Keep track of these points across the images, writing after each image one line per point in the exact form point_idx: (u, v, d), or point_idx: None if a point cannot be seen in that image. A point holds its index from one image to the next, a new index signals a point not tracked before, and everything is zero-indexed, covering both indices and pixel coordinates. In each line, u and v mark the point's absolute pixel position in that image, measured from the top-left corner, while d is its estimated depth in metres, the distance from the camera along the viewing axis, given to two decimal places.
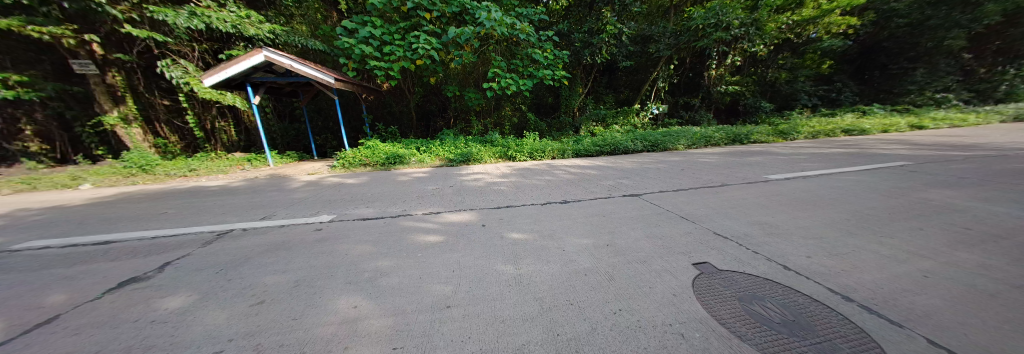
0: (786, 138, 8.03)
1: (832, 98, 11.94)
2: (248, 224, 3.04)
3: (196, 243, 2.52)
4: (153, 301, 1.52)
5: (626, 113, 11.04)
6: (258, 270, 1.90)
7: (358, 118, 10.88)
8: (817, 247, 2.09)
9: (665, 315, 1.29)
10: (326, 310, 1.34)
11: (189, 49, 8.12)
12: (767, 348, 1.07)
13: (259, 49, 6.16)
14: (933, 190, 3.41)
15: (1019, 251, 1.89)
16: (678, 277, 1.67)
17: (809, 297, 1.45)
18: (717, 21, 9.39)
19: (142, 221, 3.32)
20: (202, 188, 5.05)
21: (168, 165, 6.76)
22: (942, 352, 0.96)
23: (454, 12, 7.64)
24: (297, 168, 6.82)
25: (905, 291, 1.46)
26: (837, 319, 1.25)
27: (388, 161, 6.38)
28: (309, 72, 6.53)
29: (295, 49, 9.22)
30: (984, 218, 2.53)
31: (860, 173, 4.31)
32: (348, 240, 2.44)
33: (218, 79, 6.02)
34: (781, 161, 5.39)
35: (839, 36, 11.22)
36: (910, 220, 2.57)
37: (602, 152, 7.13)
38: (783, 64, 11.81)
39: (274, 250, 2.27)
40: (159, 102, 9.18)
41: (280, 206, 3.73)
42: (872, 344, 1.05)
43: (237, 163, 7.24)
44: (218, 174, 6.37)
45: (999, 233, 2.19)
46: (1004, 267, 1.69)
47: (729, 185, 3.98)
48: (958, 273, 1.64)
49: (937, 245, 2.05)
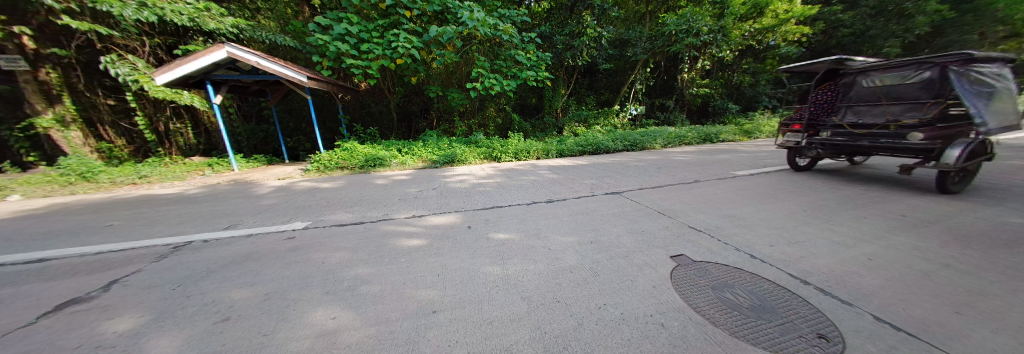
0: (750, 137, 8.69)
1: (789, 100, 13.06)
2: (210, 234, 2.78)
3: (150, 257, 2.28)
4: (97, 324, 1.35)
5: (607, 114, 11.46)
6: (222, 284, 1.75)
7: (334, 119, 10.33)
8: (778, 236, 2.28)
9: (647, 307, 1.34)
10: (299, 324, 1.26)
11: (138, 43, 7.28)
12: (739, 333, 1.14)
13: (220, 44, 5.62)
14: (875, 182, 3.83)
15: (944, 234, 2.17)
16: (657, 270, 1.75)
17: (773, 283, 1.57)
18: (688, 27, 9.99)
19: (80, 236, 2.92)
20: (155, 197, 4.55)
21: (115, 172, 6.04)
22: (890, 332, 1.07)
23: (436, 11, 7.46)
24: (265, 172, 6.36)
25: (853, 273, 1.63)
26: (796, 301, 1.37)
27: (367, 163, 6.10)
28: (278, 70, 6.10)
29: (262, 46, 8.61)
30: (915, 206, 2.89)
31: (814, 168, 4.76)
32: (324, 247, 2.32)
33: (172, 76, 5.42)
34: (747, 158, 5.81)
35: (795, 43, 12.24)
36: (857, 209, 2.87)
37: (585, 152, 7.30)
38: (747, 68, 12.73)
39: (242, 262, 2.10)
40: (103, 102, 8.09)
41: (247, 214, 3.46)
42: (828, 325, 1.16)
43: (196, 168, 6.64)
44: (174, 181, 5.78)
45: (927, 219, 2.52)
46: (932, 249, 1.93)
47: (701, 181, 4.22)
48: (896, 255, 1.85)
49: (880, 231, 2.30)
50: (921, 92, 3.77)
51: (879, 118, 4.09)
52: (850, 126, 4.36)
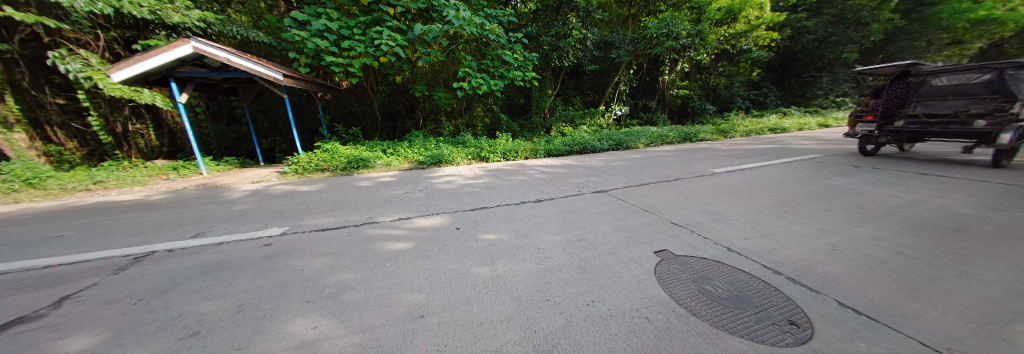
0: (726, 136, 9.16)
1: (760, 102, 13.87)
2: (176, 243, 2.57)
3: (107, 270, 2.08)
4: (44, 346, 1.21)
5: (592, 114, 11.70)
6: (189, 297, 1.62)
7: (313, 119, 9.88)
8: (753, 229, 2.42)
9: (632, 302, 1.38)
10: (276, 336, 1.19)
11: (91, 37, 6.66)
12: (720, 324, 1.20)
13: (185, 39, 5.19)
14: (837, 177, 4.15)
15: (896, 225, 2.39)
16: (642, 266, 1.80)
17: (748, 274, 1.66)
18: (668, 31, 10.37)
19: (22, 249, 2.61)
20: (111, 205, 4.16)
21: (64, 177, 5.47)
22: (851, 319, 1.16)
23: (420, 9, 7.30)
24: (237, 176, 5.98)
25: (819, 262, 1.76)
26: (769, 291, 1.46)
27: (350, 164, 5.88)
28: (250, 67, 5.75)
29: (233, 41, 8.09)
30: (871, 199, 3.16)
31: (783, 165, 5.09)
32: (304, 254, 2.21)
33: (130, 74, 4.93)
34: (724, 156, 6.12)
35: (765, 48, 13.00)
36: (821, 202, 3.10)
37: (572, 151, 7.41)
38: (722, 71, 13.39)
39: (211, 272, 1.96)
40: (51, 101, 7.30)
41: (219, 220, 3.23)
42: (797, 313, 1.25)
43: (159, 172, 6.13)
44: (134, 186, 5.32)
45: (882, 211, 2.76)
46: (886, 238, 2.13)
47: (682, 179, 4.39)
48: (856, 245, 2.02)
49: (842, 223, 2.49)
50: (981, 90, 4.93)
51: (945, 109, 5.21)
52: (922, 115, 5.43)
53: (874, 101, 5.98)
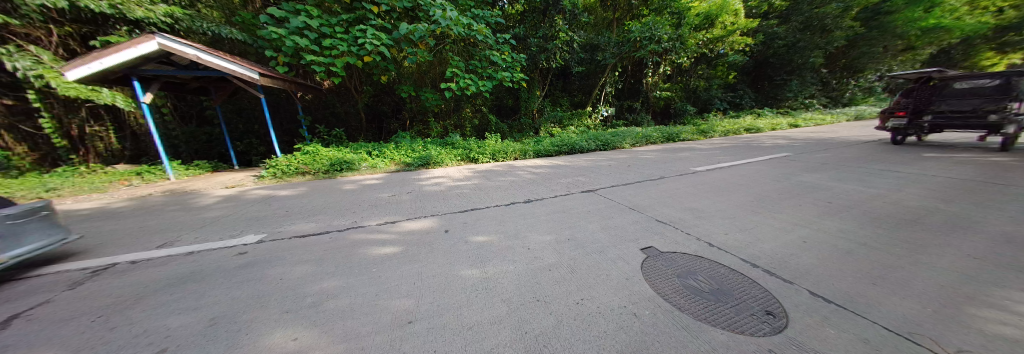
0: (706, 136, 9.56)
1: (736, 103, 14.61)
2: (139, 255, 2.37)
3: (61, 285, 1.90)
4: None
5: (580, 115, 11.88)
6: (155, 311, 1.50)
7: (293, 120, 9.45)
8: (731, 224, 2.53)
9: (619, 298, 1.42)
10: (251, 350, 1.13)
11: (43, 32, 6.09)
12: (703, 317, 1.25)
13: (150, 35, 4.79)
14: (806, 174, 4.43)
15: (859, 218, 2.58)
16: (629, 263, 1.84)
17: (728, 268, 1.74)
18: (650, 35, 10.69)
19: None
20: (64, 214, 3.81)
21: (8, 185, 4.96)
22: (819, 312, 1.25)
23: (406, 8, 7.16)
24: (208, 181, 5.61)
25: (791, 255, 1.88)
26: (747, 283, 1.54)
27: (333, 167, 5.66)
28: (222, 65, 5.44)
29: (203, 38, 7.62)
30: (837, 193, 3.39)
31: (759, 163, 5.37)
32: (283, 262, 2.10)
33: (86, 71, 4.52)
34: (705, 156, 6.37)
35: (740, 52, 13.68)
36: (794, 198, 3.29)
37: (560, 151, 7.49)
38: (701, 74, 13.99)
39: (180, 284, 1.83)
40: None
41: (189, 228, 3.03)
42: (773, 304, 1.33)
43: (119, 178, 5.67)
44: (90, 193, 4.88)
45: (847, 204, 2.97)
46: (850, 230, 2.29)
47: (666, 178, 4.54)
48: (824, 237, 2.16)
49: (813, 217, 2.66)
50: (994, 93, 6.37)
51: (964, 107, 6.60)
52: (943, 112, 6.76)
53: (903, 100, 7.22)
